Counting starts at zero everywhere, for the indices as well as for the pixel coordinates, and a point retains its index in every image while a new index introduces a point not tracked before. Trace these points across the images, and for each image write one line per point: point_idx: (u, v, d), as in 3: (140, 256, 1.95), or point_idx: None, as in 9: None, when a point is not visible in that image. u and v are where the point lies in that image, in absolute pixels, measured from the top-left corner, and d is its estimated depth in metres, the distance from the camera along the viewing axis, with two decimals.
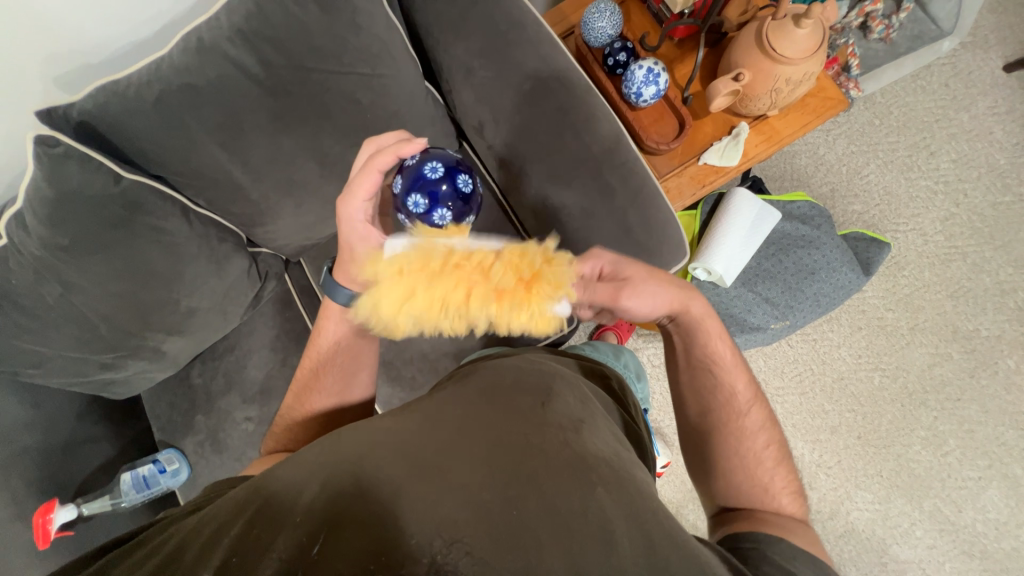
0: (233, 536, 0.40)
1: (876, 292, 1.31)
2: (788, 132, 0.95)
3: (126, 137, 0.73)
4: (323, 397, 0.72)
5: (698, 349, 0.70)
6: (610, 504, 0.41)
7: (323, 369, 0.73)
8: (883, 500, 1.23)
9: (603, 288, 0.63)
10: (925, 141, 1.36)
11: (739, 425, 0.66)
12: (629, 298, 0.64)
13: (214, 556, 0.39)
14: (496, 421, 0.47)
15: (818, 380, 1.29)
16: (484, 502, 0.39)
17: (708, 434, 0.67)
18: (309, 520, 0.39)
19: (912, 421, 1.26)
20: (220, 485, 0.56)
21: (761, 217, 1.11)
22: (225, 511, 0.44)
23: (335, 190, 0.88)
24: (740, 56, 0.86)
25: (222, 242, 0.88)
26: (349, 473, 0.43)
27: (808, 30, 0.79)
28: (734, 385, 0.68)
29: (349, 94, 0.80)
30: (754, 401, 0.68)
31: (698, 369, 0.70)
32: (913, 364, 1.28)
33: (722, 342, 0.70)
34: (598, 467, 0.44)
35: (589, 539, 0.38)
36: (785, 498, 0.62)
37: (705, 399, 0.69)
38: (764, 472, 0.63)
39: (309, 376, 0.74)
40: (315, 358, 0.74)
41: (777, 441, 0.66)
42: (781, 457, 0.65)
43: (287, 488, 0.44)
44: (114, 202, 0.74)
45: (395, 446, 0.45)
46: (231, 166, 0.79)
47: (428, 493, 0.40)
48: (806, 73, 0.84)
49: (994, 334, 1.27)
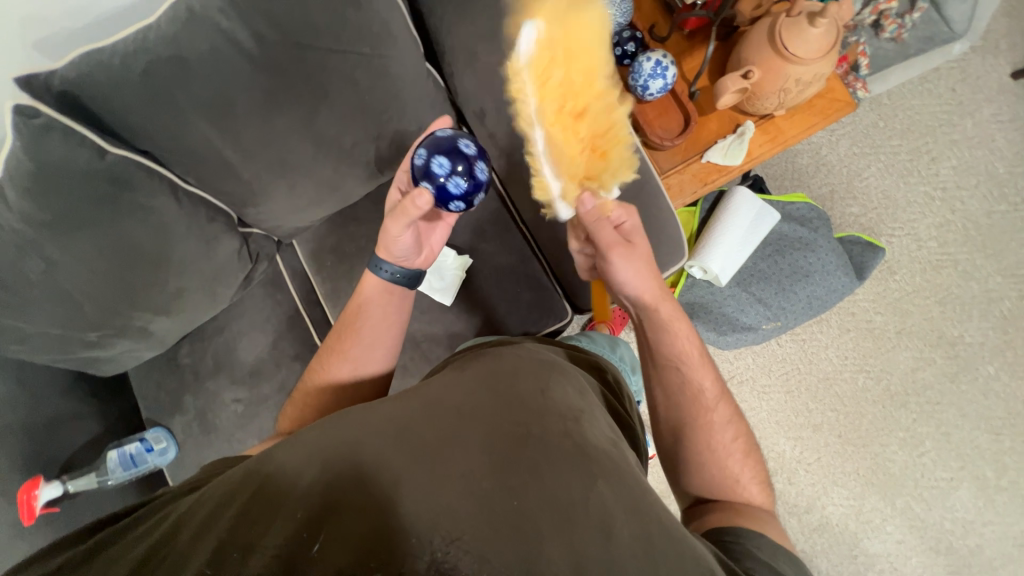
0: (225, 526, 0.39)
1: (867, 295, 1.32)
2: (792, 133, 0.94)
3: (112, 111, 0.70)
4: (340, 366, 0.73)
5: (663, 349, 0.70)
6: (611, 496, 0.41)
7: (345, 338, 0.74)
8: (857, 497, 1.27)
9: (608, 230, 0.70)
10: (927, 146, 1.36)
11: (707, 421, 0.67)
12: (618, 259, 0.69)
13: (204, 545, 0.38)
14: (496, 411, 0.47)
15: (804, 380, 1.31)
16: (484, 490, 0.39)
17: (680, 432, 0.67)
18: (306, 512, 0.38)
19: (891, 422, 1.29)
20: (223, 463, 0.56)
21: (760, 218, 1.10)
22: (220, 494, 0.44)
23: (331, 174, 0.86)
24: (750, 53, 0.84)
25: (212, 222, 0.85)
26: (348, 461, 0.42)
27: (822, 29, 0.77)
28: (701, 382, 0.68)
29: (347, 74, 0.77)
30: (721, 398, 0.68)
31: (665, 366, 0.70)
32: (897, 367, 1.30)
33: (688, 337, 0.70)
34: (598, 459, 0.44)
35: (588, 529, 0.38)
36: (754, 488, 0.63)
37: (675, 396, 0.68)
38: (734, 464, 0.65)
39: (333, 344, 0.75)
40: (342, 327, 0.75)
41: (745, 434, 0.67)
42: (749, 450, 0.66)
43: (286, 474, 0.43)
44: (100, 177, 0.72)
45: (392, 434, 0.45)
46: (223, 144, 0.77)
47: (429, 483, 0.40)
48: (817, 74, 0.82)
49: (978, 341, 1.30)
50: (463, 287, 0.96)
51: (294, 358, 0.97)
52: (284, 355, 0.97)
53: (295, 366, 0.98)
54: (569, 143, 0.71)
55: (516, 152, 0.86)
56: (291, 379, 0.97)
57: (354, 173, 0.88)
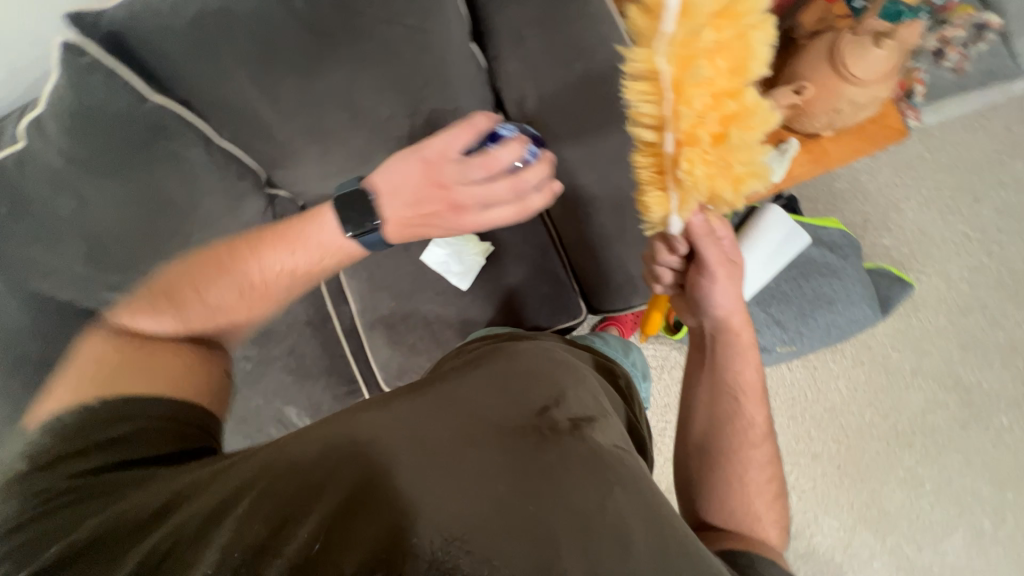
0: (236, 510, 0.38)
1: (887, 330, 1.29)
2: (837, 155, 0.91)
3: (155, 56, 0.70)
4: (217, 326, 0.61)
5: (728, 372, 0.67)
6: (627, 505, 0.41)
7: (238, 303, 0.62)
8: (848, 529, 1.26)
9: (716, 246, 0.62)
10: (972, 185, 1.31)
11: (746, 456, 0.65)
12: (723, 281, 0.64)
13: (213, 534, 0.37)
14: (511, 410, 0.46)
15: (810, 408, 1.29)
16: (500, 492, 0.39)
17: (710, 459, 0.66)
18: (321, 502, 0.38)
19: (893, 460, 1.27)
20: (106, 405, 0.48)
21: (790, 239, 1.07)
22: (225, 477, 0.42)
23: (363, 144, 0.85)
24: (805, 67, 0.81)
25: (240, 180, 0.86)
26: (359, 449, 0.41)
27: (887, 51, 0.74)
28: (751, 418, 0.66)
29: (391, 45, 0.76)
30: (766, 439, 0.66)
31: (721, 391, 0.67)
32: (907, 407, 1.28)
33: (753, 370, 0.67)
34: (613, 467, 0.43)
35: (603, 538, 0.38)
36: (772, 529, 0.62)
37: (717, 424, 0.67)
38: (760, 503, 0.63)
39: (243, 281, 0.62)
40: (265, 263, 0.63)
41: (778, 479, 0.66)
42: (779, 493, 0.65)
43: (294, 462, 0.41)
44: (138, 122, 0.72)
45: (410, 427, 0.44)
46: (260, 103, 0.76)
47: (444, 482, 0.39)
48: (872, 97, 0.79)
49: (995, 390, 1.27)
50: (481, 273, 0.96)
51: (306, 324, 0.99)
52: (296, 320, 0.98)
53: (306, 332, 0.99)
54: (718, 175, 0.52)
55: (551, 143, 0.84)
56: (301, 344, 0.98)
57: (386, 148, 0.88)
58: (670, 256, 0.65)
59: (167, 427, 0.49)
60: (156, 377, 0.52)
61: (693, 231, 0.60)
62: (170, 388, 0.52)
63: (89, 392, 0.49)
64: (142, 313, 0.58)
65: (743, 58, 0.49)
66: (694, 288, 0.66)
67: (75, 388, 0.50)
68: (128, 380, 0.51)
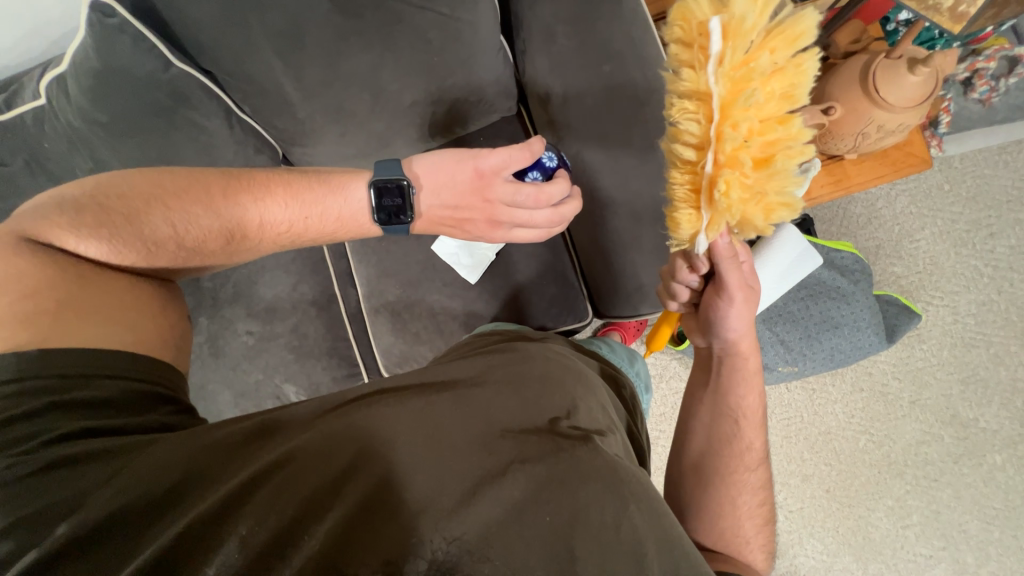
0: (259, 501, 0.38)
1: (889, 358, 1.29)
2: (859, 179, 0.91)
3: (181, 23, 0.69)
4: (173, 261, 0.62)
5: (732, 396, 0.67)
6: (642, 520, 0.40)
7: (204, 241, 0.63)
8: (831, 553, 1.27)
9: (737, 270, 0.62)
10: (989, 220, 1.30)
11: (741, 479, 0.65)
12: (740, 304, 0.63)
13: (237, 521, 0.37)
14: (525, 417, 0.45)
15: (804, 430, 1.30)
16: (516, 500, 0.38)
17: (705, 478, 0.66)
18: (340, 500, 0.38)
19: (884, 489, 1.27)
20: (72, 354, 0.50)
21: (803, 259, 1.04)
22: (240, 465, 0.42)
23: (384, 130, 0.87)
24: (835, 89, 0.80)
25: (258, 154, 0.86)
26: (376, 451, 0.41)
27: (922, 78, 0.72)
28: (750, 442, 0.66)
29: (421, 32, 0.75)
30: (761, 464, 0.66)
31: (724, 415, 0.67)
32: (903, 437, 1.28)
33: (756, 396, 0.67)
34: (628, 480, 0.42)
35: (619, 553, 0.37)
36: (758, 554, 0.64)
37: (716, 445, 0.66)
38: (751, 528, 0.64)
39: (234, 228, 0.64)
40: (262, 214, 0.66)
41: (769, 504, 0.66)
42: (768, 519, 0.65)
43: (309, 452, 0.42)
44: (160, 89, 0.71)
45: (425, 428, 0.43)
46: (284, 80, 0.76)
47: (461, 487, 0.38)
48: (901, 124, 0.78)
49: (992, 428, 1.26)
50: (490, 268, 0.95)
51: (311, 304, 0.99)
52: (302, 299, 0.99)
53: (311, 312, 1.00)
54: (753, 203, 0.51)
55: (573, 144, 0.84)
56: (305, 323, 0.98)
57: (406, 133, 0.89)
58: (689, 274, 0.65)
59: (143, 395, 0.52)
60: (131, 331, 0.55)
61: (714, 252, 0.60)
62: (135, 343, 0.55)
63: (50, 337, 0.50)
64: (117, 249, 0.58)
65: (793, 86, 0.49)
66: (710, 308, 0.65)
67: (40, 312, 0.51)
68: (92, 323, 0.53)
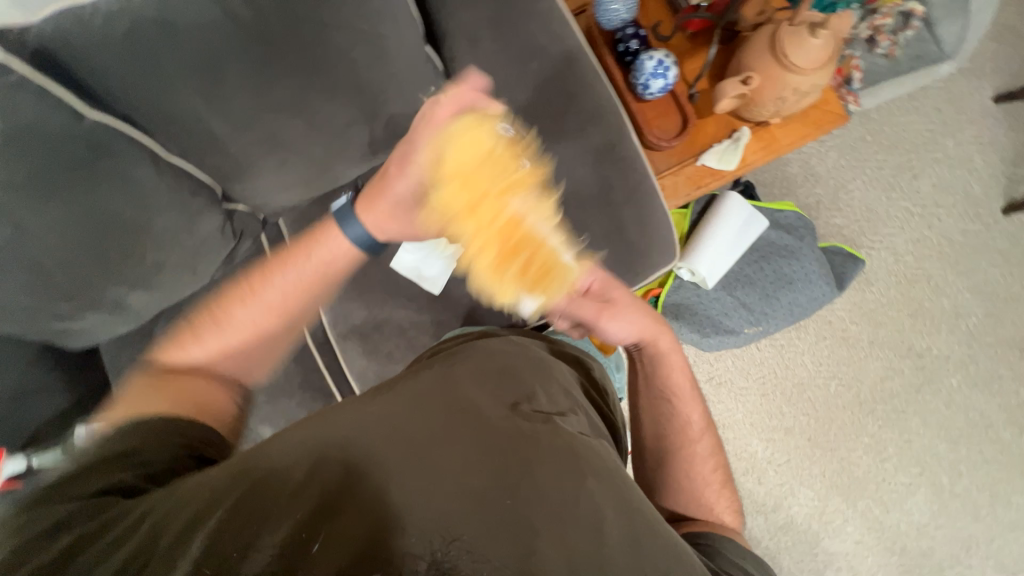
0: (210, 529, 0.37)
1: (844, 305, 1.36)
2: (786, 141, 0.95)
3: (90, 72, 0.66)
4: (201, 349, 0.62)
5: (660, 376, 0.72)
6: (600, 493, 0.42)
7: (232, 319, 0.63)
8: (822, 498, 1.32)
9: (589, 303, 0.68)
10: (911, 163, 1.40)
11: (690, 452, 0.68)
12: (610, 322, 0.68)
13: (190, 550, 0.36)
14: (485, 408, 0.46)
15: (779, 384, 1.35)
16: (477, 488, 0.39)
17: (660, 458, 0.69)
18: (299, 508, 0.37)
19: (858, 427, 1.34)
20: (145, 425, 0.50)
21: (749, 223, 1.11)
22: (204, 491, 0.41)
23: (321, 152, 0.84)
24: (749, 59, 0.85)
25: (195, 197, 0.83)
26: (337, 457, 0.41)
27: (823, 41, 0.78)
28: (688, 416, 0.70)
29: (344, 52, 0.75)
30: (706, 432, 0.70)
31: (658, 396, 0.72)
32: (868, 375, 1.35)
33: (681, 373, 0.72)
34: (587, 457, 0.44)
35: (579, 527, 0.39)
36: (727, 515, 0.65)
37: (660, 427, 0.71)
38: (710, 494, 0.66)
39: (274, 303, 0.65)
40: (275, 284, 0.65)
41: (725, 466, 0.69)
42: (726, 481, 0.68)
43: (275, 471, 0.41)
44: (77, 141, 0.68)
45: (383, 432, 0.43)
46: (210, 116, 0.74)
47: (421, 484, 0.38)
48: (812, 86, 0.83)
49: (944, 354, 1.35)
50: (453, 276, 0.95)
51: None
52: None
53: None
54: None
55: None
56: None
57: (346, 155, 0.86)
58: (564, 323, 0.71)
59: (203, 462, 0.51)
60: (178, 400, 0.55)
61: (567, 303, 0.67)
62: (190, 411, 0.55)
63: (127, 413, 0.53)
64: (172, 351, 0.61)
65: None
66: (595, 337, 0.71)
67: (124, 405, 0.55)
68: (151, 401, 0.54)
